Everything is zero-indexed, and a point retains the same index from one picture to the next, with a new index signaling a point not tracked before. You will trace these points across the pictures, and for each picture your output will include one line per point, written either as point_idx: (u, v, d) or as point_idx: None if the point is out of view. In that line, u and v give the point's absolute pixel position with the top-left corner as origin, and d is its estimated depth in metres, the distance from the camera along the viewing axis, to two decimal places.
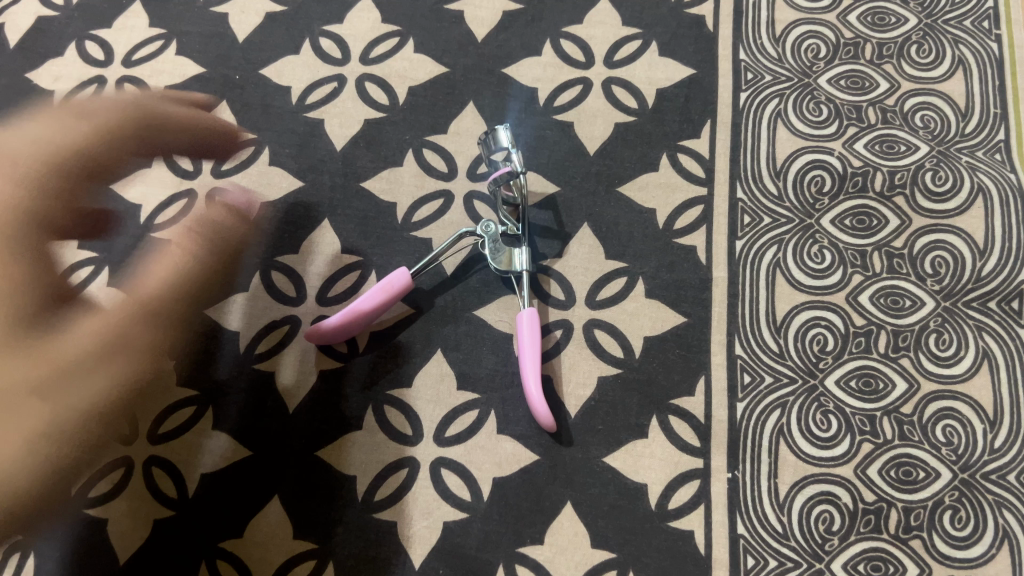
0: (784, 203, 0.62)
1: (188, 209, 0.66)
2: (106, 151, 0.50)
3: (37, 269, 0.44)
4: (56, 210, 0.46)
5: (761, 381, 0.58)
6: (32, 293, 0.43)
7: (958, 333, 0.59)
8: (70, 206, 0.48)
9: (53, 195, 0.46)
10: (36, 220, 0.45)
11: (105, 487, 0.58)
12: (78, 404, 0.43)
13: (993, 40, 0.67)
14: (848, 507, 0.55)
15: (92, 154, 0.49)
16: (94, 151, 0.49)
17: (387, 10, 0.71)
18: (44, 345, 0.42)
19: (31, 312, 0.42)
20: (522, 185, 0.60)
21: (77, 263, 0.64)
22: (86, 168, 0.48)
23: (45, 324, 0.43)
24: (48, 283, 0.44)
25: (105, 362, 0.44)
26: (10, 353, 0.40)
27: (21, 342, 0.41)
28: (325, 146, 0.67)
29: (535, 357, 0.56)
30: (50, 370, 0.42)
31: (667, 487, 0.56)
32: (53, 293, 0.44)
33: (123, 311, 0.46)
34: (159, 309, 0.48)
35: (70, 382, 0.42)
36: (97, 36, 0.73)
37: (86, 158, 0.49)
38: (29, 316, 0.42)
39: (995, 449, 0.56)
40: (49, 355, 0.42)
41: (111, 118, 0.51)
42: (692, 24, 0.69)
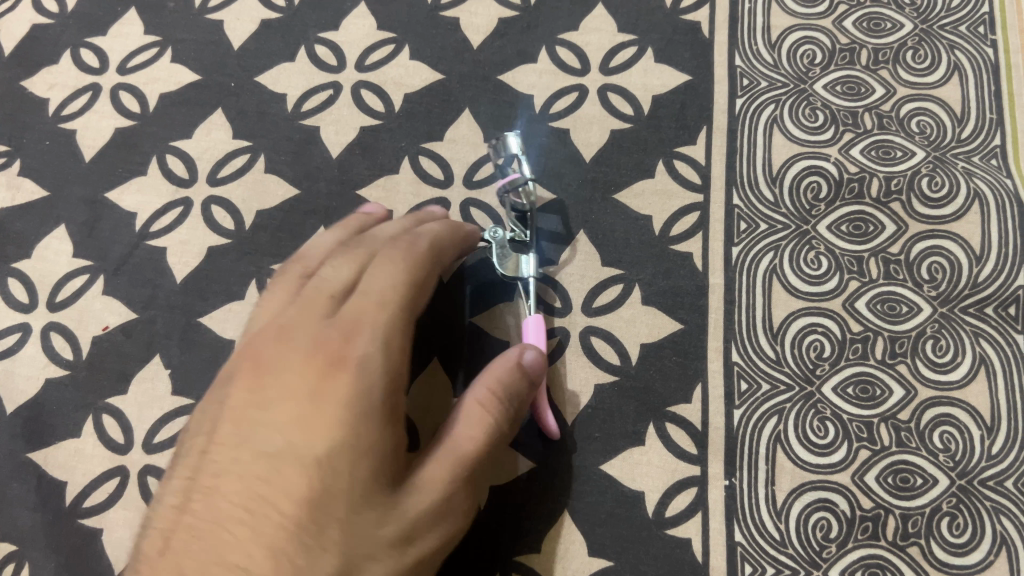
0: (780, 210, 0.62)
1: (183, 217, 0.65)
2: (416, 300, 0.50)
3: (363, 458, 0.43)
4: (393, 425, 0.45)
5: (757, 388, 0.58)
6: (299, 454, 0.43)
7: (955, 339, 0.58)
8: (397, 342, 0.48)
9: (325, 360, 0.46)
10: (358, 404, 0.44)
11: (100, 497, 0.58)
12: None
13: (989, 45, 0.66)
14: (846, 514, 0.55)
15: (389, 302, 0.49)
16: (400, 302, 0.49)
17: (383, 17, 0.71)
18: (375, 559, 0.43)
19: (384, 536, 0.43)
20: (531, 192, 0.59)
21: (72, 271, 0.64)
22: (371, 313, 0.48)
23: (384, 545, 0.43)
24: (377, 443, 0.44)
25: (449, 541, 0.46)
26: (290, 540, 0.41)
27: (301, 523, 0.42)
28: (320, 153, 0.67)
29: (540, 359, 0.56)
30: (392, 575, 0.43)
31: (664, 494, 0.56)
32: (394, 448, 0.45)
33: (453, 478, 0.46)
34: (468, 466, 0.46)
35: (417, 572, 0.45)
36: (92, 44, 0.73)
37: (403, 306, 0.49)
38: (341, 526, 0.42)
39: (993, 456, 0.56)
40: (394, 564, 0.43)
41: (406, 256, 0.51)
42: (687, 31, 0.69)
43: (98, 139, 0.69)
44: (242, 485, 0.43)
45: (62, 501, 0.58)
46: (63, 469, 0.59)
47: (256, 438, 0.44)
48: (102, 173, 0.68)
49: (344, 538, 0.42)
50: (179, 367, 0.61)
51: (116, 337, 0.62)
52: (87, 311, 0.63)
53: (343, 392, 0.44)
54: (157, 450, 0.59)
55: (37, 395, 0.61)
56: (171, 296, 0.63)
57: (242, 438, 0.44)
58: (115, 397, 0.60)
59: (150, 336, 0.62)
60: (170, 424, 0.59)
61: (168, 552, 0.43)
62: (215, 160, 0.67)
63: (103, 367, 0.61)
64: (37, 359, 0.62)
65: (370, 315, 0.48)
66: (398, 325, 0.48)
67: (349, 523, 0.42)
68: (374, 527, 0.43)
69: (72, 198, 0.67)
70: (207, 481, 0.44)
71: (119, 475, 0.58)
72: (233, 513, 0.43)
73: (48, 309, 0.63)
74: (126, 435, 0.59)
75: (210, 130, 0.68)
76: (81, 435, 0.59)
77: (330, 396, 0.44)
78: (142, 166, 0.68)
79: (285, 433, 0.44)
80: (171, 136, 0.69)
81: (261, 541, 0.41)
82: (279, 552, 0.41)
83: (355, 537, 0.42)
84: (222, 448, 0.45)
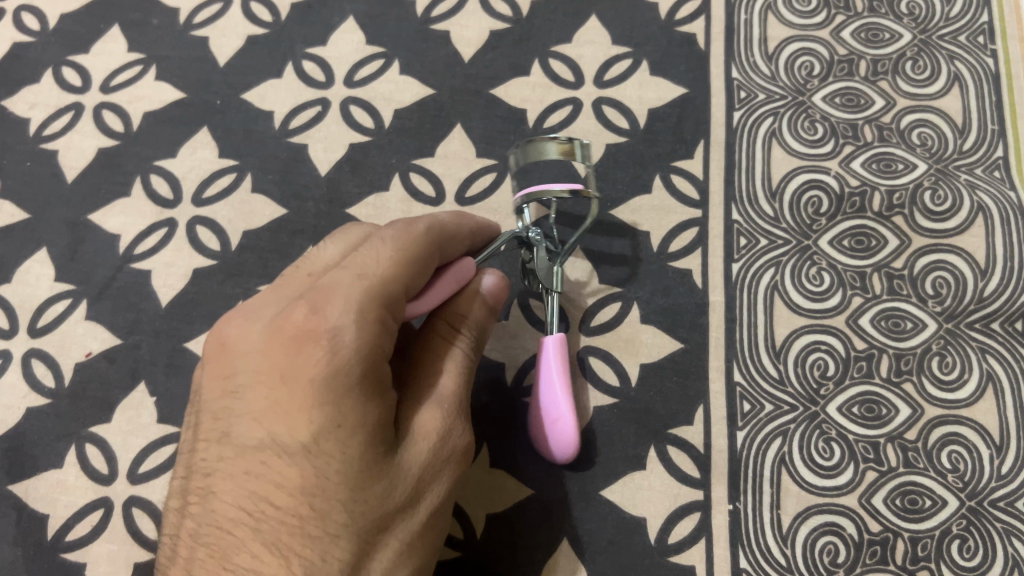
0: (780, 225, 0.61)
1: (168, 239, 0.64)
2: (410, 265, 0.42)
3: (354, 441, 0.39)
4: (383, 398, 0.40)
5: (761, 409, 0.56)
6: (281, 447, 0.39)
7: (961, 356, 0.57)
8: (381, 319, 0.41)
9: (290, 337, 0.40)
10: (333, 392, 0.39)
11: (83, 529, 0.56)
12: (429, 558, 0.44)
13: (989, 55, 0.65)
14: (853, 538, 0.53)
15: (370, 272, 0.41)
16: (382, 270, 0.41)
17: (372, 31, 0.70)
18: (387, 530, 0.41)
19: (392, 504, 0.40)
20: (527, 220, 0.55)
21: (53, 296, 0.63)
22: (340, 288, 0.41)
23: (395, 511, 0.41)
24: (359, 419, 0.39)
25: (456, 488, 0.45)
26: (294, 537, 0.39)
27: (301, 518, 0.39)
28: (308, 172, 0.65)
29: (561, 371, 0.53)
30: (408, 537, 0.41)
31: (666, 521, 0.54)
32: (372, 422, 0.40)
33: (447, 425, 0.44)
34: (458, 409, 0.45)
35: (431, 527, 0.43)
36: (74, 62, 0.71)
37: (390, 274, 0.41)
38: (347, 509, 0.39)
39: (1003, 476, 0.54)
40: (409, 526, 0.41)
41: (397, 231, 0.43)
42: (683, 43, 0.67)
43: (80, 159, 0.67)
44: (232, 484, 0.41)
45: (44, 535, 0.56)
46: (44, 502, 0.57)
47: (236, 430, 0.41)
48: (84, 194, 0.66)
49: (349, 518, 0.39)
50: (164, 395, 0.59)
51: (99, 363, 0.60)
52: (70, 336, 0.61)
53: (314, 384, 0.39)
54: (141, 480, 0.57)
55: (18, 424, 0.59)
56: (156, 320, 0.61)
57: (224, 430, 0.42)
58: (98, 426, 0.58)
59: (135, 362, 0.60)
60: (156, 454, 0.57)
61: (180, 554, 0.42)
62: (201, 180, 0.66)
63: (85, 395, 0.59)
64: (17, 387, 0.60)
65: (341, 287, 0.41)
66: (377, 295, 0.41)
67: (355, 501, 0.39)
68: (386, 498, 0.40)
69: (52, 221, 0.65)
70: (199, 482, 0.42)
71: (102, 507, 0.56)
72: (233, 511, 0.40)
73: (29, 335, 0.62)
74: (110, 466, 0.57)
75: (196, 148, 0.67)
76: (63, 466, 0.58)
77: (295, 384, 0.39)
78: (126, 187, 0.66)
79: (259, 425, 0.40)
80: (155, 155, 0.67)
81: (264, 539, 0.39)
82: (281, 550, 0.39)
83: (362, 514, 0.40)
84: (208, 444, 0.42)
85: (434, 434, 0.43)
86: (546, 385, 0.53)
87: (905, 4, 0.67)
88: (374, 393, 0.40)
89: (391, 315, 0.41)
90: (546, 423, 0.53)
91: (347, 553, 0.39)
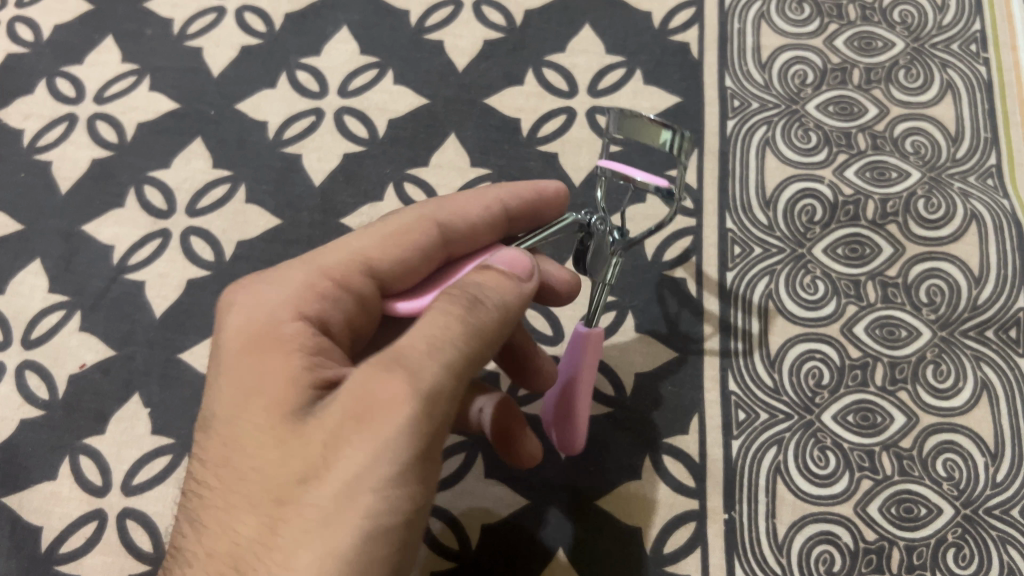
0: (775, 233, 0.61)
1: (162, 249, 0.64)
2: (380, 250, 0.44)
3: (272, 409, 0.36)
4: (305, 362, 0.38)
5: (756, 418, 0.56)
6: (220, 419, 0.38)
7: (956, 364, 0.57)
8: (326, 289, 0.42)
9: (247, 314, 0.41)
10: (268, 360, 0.38)
11: (77, 542, 0.56)
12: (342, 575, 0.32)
13: (981, 63, 0.65)
14: (848, 547, 0.53)
15: (338, 256, 0.44)
16: (336, 251, 0.44)
17: (367, 42, 0.70)
18: (292, 513, 0.33)
19: (299, 477, 0.33)
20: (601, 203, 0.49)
21: (47, 308, 0.63)
22: (302, 263, 0.43)
23: (301, 487, 0.33)
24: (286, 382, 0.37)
25: (393, 478, 0.32)
26: (217, 510, 0.36)
27: (222, 491, 0.36)
28: (302, 181, 0.65)
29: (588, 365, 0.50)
30: (312, 525, 0.32)
31: (662, 530, 0.54)
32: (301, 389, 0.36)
33: (377, 384, 0.33)
34: (414, 365, 0.34)
35: (347, 517, 0.32)
36: (68, 73, 0.71)
37: (344, 253, 0.44)
38: (255, 479, 0.35)
39: (998, 483, 0.54)
40: (317, 513, 0.32)
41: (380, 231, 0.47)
42: (677, 51, 0.67)
43: (74, 170, 0.67)
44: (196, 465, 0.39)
45: (38, 547, 0.56)
46: (38, 514, 0.57)
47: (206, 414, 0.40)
48: (79, 205, 0.66)
49: (255, 485, 0.35)
50: (159, 406, 0.59)
51: (93, 375, 0.60)
52: (64, 347, 0.61)
53: (243, 349, 0.39)
54: (136, 492, 0.56)
55: (12, 436, 0.59)
56: (151, 331, 0.61)
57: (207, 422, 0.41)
58: (92, 437, 0.58)
59: (129, 373, 0.60)
60: (150, 465, 0.57)
61: None
62: (195, 190, 0.66)
63: (79, 407, 0.59)
64: (11, 399, 0.60)
65: (305, 271, 0.43)
66: (336, 275, 0.43)
67: (267, 466, 0.35)
68: (293, 470, 0.34)
69: (46, 232, 0.65)
70: None
71: (96, 519, 0.56)
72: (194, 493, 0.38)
73: (23, 346, 0.61)
74: (104, 477, 0.57)
75: (190, 158, 0.67)
76: (57, 478, 0.57)
77: (241, 357, 0.39)
78: (120, 197, 0.66)
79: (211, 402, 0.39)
80: (150, 166, 0.67)
81: (202, 516, 0.37)
82: (208, 524, 0.36)
83: (268, 481, 0.34)
84: None
85: (361, 396, 0.34)
86: (571, 377, 0.50)
87: (898, 13, 0.68)
88: (295, 352, 0.39)
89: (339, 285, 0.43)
90: (560, 422, 0.51)
91: (253, 538, 0.34)
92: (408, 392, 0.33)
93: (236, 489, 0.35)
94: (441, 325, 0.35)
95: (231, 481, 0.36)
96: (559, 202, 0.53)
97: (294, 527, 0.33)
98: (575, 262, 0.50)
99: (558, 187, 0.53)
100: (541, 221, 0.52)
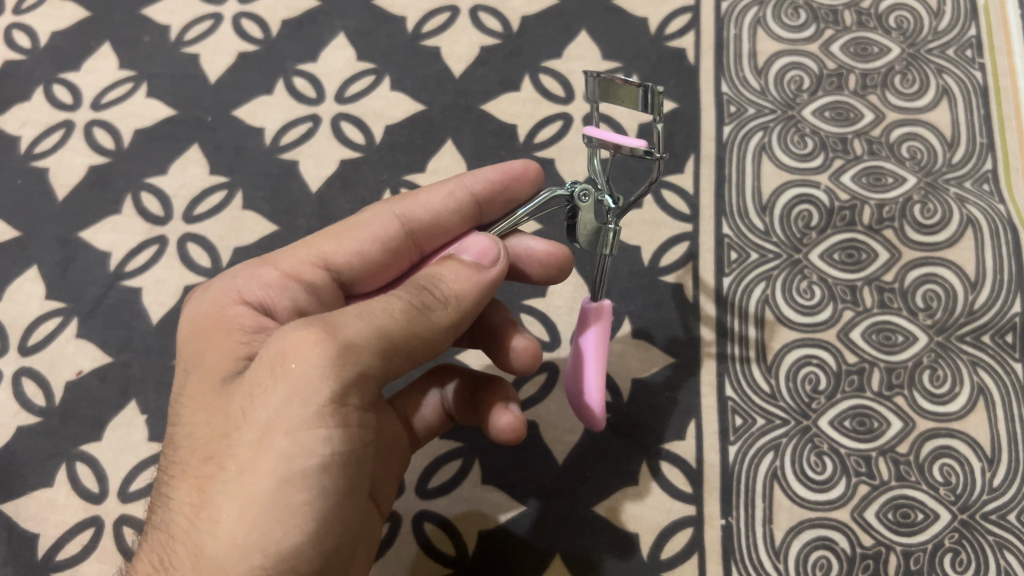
0: (771, 238, 0.61)
1: (159, 256, 0.64)
2: (338, 239, 0.46)
3: (207, 383, 0.38)
4: (242, 338, 0.40)
5: (753, 423, 0.56)
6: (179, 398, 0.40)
7: (952, 369, 0.57)
8: (278, 280, 0.44)
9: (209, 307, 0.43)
10: (219, 342, 0.40)
11: (73, 549, 0.56)
12: (262, 520, 0.33)
13: (977, 68, 0.66)
14: (845, 552, 0.53)
15: (297, 247, 0.46)
16: (298, 247, 0.46)
17: (363, 48, 0.70)
18: (218, 469, 0.35)
19: (223, 438, 0.35)
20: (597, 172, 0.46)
21: (44, 314, 0.63)
22: (262, 260, 0.45)
23: (225, 446, 0.35)
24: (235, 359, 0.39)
25: (305, 426, 0.33)
26: (172, 478, 0.38)
27: (176, 460, 0.38)
28: (299, 188, 0.65)
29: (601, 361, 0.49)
30: (233, 475, 0.34)
31: (659, 536, 0.54)
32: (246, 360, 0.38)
33: (290, 341, 0.34)
34: (336, 322, 0.35)
35: (263, 466, 0.33)
36: (65, 80, 0.71)
37: (304, 249, 0.46)
38: (200, 442, 0.36)
39: (994, 488, 0.54)
40: (238, 465, 0.34)
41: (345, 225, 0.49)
42: (673, 58, 0.68)
43: (71, 176, 0.67)
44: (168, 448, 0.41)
45: (35, 554, 0.56)
46: (34, 521, 0.56)
47: None
48: (76, 211, 0.66)
49: (198, 446, 0.36)
50: (155, 413, 0.59)
51: (90, 381, 0.60)
52: (61, 354, 0.61)
53: (189, 333, 0.42)
54: (132, 499, 0.56)
55: (8, 443, 0.59)
56: (148, 338, 0.61)
57: None
58: (89, 444, 0.58)
59: (126, 380, 0.60)
60: (147, 471, 0.57)
61: None
62: (192, 197, 0.66)
63: (75, 414, 0.59)
64: (8, 406, 0.60)
65: (266, 265, 0.45)
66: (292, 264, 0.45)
67: (207, 429, 0.36)
68: (218, 432, 0.35)
69: (43, 239, 0.65)
70: None
71: (92, 527, 0.56)
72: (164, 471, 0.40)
73: (20, 353, 0.61)
74: (101, 484, 0.57)
75: (186, 165, 0.67)
76: (53, 485, 0.57)
77: (198, 344, 0.41)
78: (117, 204, 0.66)
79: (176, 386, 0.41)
80: (147, 172, 0.67)
81: (164, 487, 0.39)
82: (166, 493, 0.38)
83: (207, 441, 0.36)
84: None
85: (275, 354, 0.35)
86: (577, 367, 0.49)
87: (894, 18, 0.68)
88: (234, 331, 0.41)
89: (292, 278, 0.45)
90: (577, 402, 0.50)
91: (188, 499, 0.36)
92: (318, 345, 0.34)
93: (185, 454, 0.37)
94: (378, 303, 0.37)
95: (183, 449, 0.38)
96: (531, 181, 0.51)
97: (218, 482, 0.34)
98: (570, 237, 0.47)
99: (526, 165, 0.51)
100: (516, 202, 0.51)
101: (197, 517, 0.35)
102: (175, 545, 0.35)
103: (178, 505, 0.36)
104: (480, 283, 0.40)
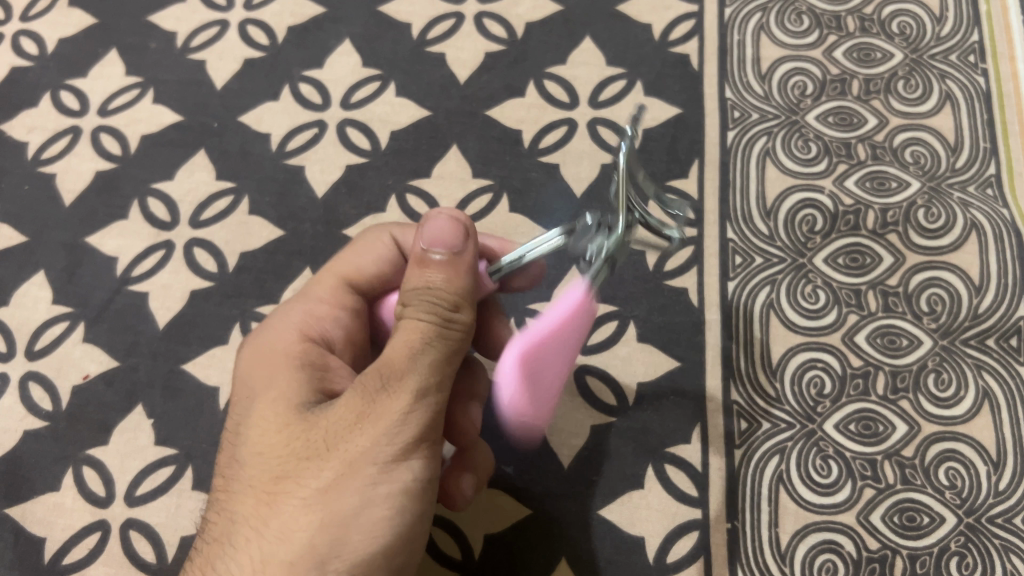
0: (775, 243, 0.61)
1: (166, 261, 0.64)
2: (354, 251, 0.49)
3: (265, 405, 0.41)
4: (297, 364, 0.43)
5: (758, 427, 0.56)
6: (231, 419, 0.42)
7: (957, 373, 0.57)
8: (326, 312, 0.47)
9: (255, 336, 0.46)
10: (275, 366, 0.43)
11: (80, 553, 0.56)
12: (342, 538, 0.37)
13: (980, 74, 0.66)
14: (851, 556, 0.53)
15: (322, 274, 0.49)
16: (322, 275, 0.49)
17: (368, 54, 0.71)
18: (286, 490, 0.37)
19: (295, 461, 0.38)
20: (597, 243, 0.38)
21: (51, 319, 0.63)
22: (299, 296, 0.49)
23: (299, 469, 0.37)
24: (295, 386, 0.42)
25: (390, 459, 0.37)
26: (226, 489, 0.40)
27: (231, 474, 0.40)
28: (305, 193, 0.65)
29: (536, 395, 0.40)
30: (313, 495, 0.37)
31: (664, 539, 0.54)
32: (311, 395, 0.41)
33: (370, 388, 0.38)
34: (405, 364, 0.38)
35: (348, 491, 0.37)
36: (72, 86, 0.72)
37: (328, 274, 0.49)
38: (264, 458, 0.39)
39: (1000, 492, 0.54)
40: (316, 486, 0.37)
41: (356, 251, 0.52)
42: (677, 63, 0.68)
43: (78, 182, 0.68)
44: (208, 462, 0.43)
45: (41, 558, 0.56)
46: (41, 525, 0.57)
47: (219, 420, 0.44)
48: (83, 217, 0.66)
49: (259, 463, 0.39)
50: (161, 417, 0.59)
51: (96, 386, 0.60)
52: (68, 359, 0.61)
53: (248, 360, 0.44)
54: (139, 503, 0.57)
55: (15, 448, 0.59)
56: (154, 342, 0.61)
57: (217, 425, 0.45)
58: (96, 448, 0.58)
59: (132, 384, 0.60)
60: (153, 476, 0.57)
61: None
62: (197, 202, 0.66)
63: (81, 418, 0.59)
64: (14, 410, 0.60)
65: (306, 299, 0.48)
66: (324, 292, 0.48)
67: (272, 449, 0.39)
68: (291, 454, 0.38)
69: (50, 244, 0.65)
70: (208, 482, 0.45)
71: (99, 530, 0.56)
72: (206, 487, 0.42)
73: (27, 357, 0.62)
74: (107, 488, 0.57)
75: (193, 171, 0.67)
76: (60, 489, 0.57)
77: (252, 368, 0.44)
78: (124, 209, 0.66)
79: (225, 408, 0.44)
80: (153, 178, 0.67)
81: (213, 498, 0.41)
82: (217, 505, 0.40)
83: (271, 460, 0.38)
84: None
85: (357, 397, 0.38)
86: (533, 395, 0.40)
87: (896, 24, 0.68)
88: (289, 357, 0.44)
89: (336, 305, 0.48)
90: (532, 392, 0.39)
91: (251, 511, 0.38)
92: (398, 389, 0.37)
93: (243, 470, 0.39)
94: (413, 335, 0.39)
95: (238, 465, 0.40)
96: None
97: (292, 499, 0.37)
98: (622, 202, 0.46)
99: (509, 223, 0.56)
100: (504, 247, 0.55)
101: (265, 530, 0.37)
102: (227, 559, 0.38)
103: (236, 516, 0.39)
104: (471, 277, 0.40)
